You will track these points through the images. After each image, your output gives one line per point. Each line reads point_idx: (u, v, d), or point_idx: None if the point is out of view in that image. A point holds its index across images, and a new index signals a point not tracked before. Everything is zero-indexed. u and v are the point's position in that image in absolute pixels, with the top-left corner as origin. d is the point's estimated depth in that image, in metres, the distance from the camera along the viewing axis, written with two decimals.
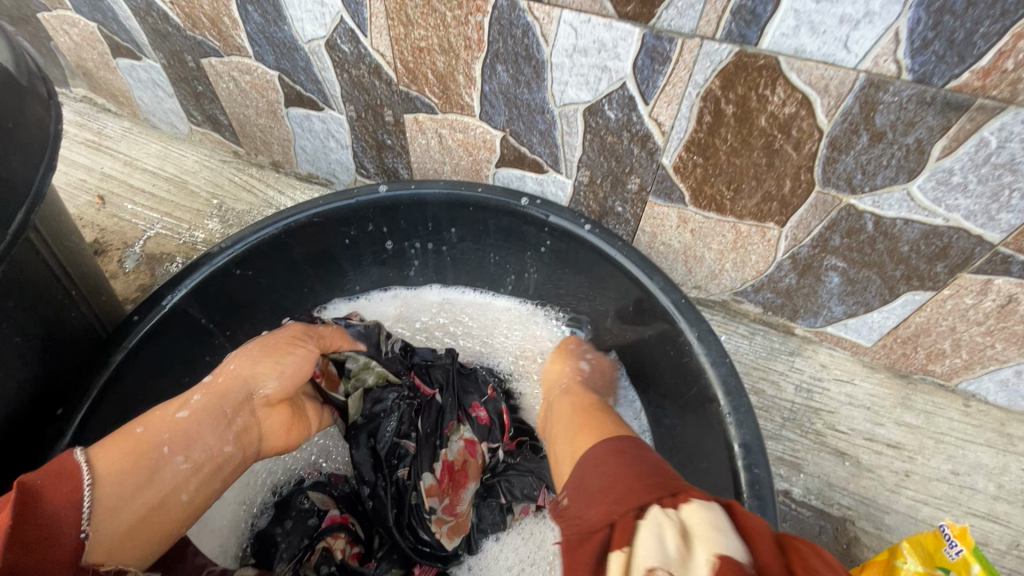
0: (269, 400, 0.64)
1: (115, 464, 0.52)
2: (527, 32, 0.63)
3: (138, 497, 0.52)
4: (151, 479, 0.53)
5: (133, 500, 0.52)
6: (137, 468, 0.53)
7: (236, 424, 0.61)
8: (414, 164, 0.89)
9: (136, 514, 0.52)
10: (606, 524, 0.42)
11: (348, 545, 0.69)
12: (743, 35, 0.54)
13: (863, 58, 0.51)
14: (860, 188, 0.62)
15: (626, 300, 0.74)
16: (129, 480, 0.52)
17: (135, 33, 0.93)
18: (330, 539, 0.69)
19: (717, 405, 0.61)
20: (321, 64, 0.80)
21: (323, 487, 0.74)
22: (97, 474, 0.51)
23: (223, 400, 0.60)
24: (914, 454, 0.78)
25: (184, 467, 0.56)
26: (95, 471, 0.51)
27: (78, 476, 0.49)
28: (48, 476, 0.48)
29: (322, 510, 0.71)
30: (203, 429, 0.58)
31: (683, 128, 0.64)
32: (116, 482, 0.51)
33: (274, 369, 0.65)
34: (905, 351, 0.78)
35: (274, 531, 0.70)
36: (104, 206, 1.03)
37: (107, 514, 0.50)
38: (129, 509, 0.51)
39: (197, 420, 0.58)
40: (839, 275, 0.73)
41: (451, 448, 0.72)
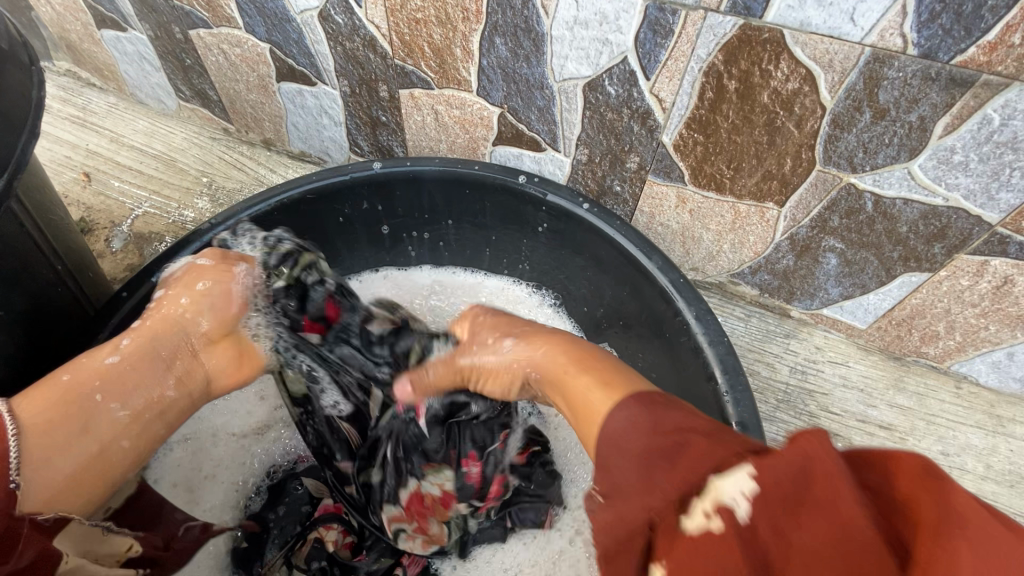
0: (210, 339, 0.61)
1: (40, 414, 0.49)
2: (526, 3, 0.61)
3: (77, 444, 0.50)
4: (87, 426, 0.51)
5: (71, 448, 0.50)
6: (68, 417, 0.50)
7: (178, 368, 0.58)
8: (410, 141, 0.87)
9: (76, 463, 0.50)
10: (644, 524, 0.33)
11: (340, 536, 0.68)
12: (748, 7, 0.53)
13: (868, 32, 0.50)
14: (861, 167, 0.61)
15: (622, 281, 0.73)
16: (62, 430, 0.49)
17: (120, 2, 0.90)
18: (321, 529, 0.68)
19: (715, 384, 0.61)
20: (314, 37, 0.78)
21: (318, 472, 0.75)
22: (23, 426, 0.47)
23: (160, 344, 0.57)
24: (906, 435, 0.79)
25: (122, 414, 0.53)
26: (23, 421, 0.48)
27: (2, 429, 0.46)
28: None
29: (316, 497, 0.72)
30: (138, 374, 0.55)
31: (684, 105, 0.63)
32: (45, 433, 0.48)
33: (198, 297, 0.60)
34: (899, 334, 0.79)
35: (267, 516, 0.71)
36: (89, 184, 1.01)
37: (40, 464, 0.47)
38: (66, 458, 0.49)
39: (130, 365, 0.55)
40: (836, 257, 0.72)
41: (427, 485, 0.66)
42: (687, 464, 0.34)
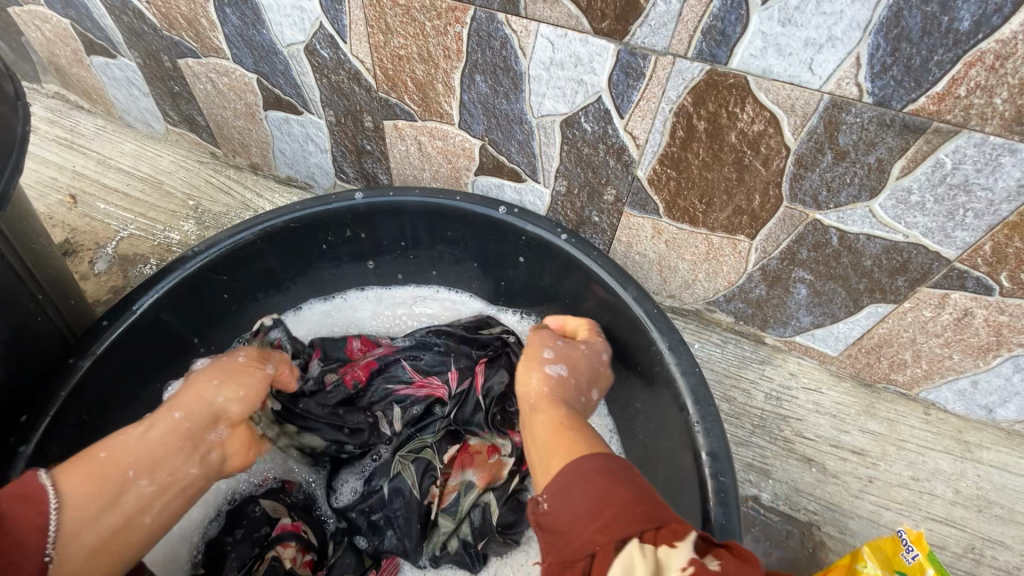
0: (231, 423, 0.61)
1: (80, 487, 0.50)
2: (505, 44, 0.64)
3: (102, 522, 0.50)
4: (115, 502, 0.52)
5: (101, 523, 0.50)
6: (103, 491, 0.51)
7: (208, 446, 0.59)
8: (394, 169, 0.89)
9: (102, 538, 0.51)
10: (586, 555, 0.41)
11: (299, 554, 0.66)
12: (714, 54, 0.55)
13: (826, 80, 0.53)
14: (825, 204, 0.64)
15: (599, 310, 0.75)
16: (95, 502, 0.50)
17: (110, 31, 0.91)
18: (279, 548, 0.66)
19: (686, 414, 0.62)
20: (300, 69, 0.79)
21: (277, 494, 0.72)
22: (62, 497, 0.49)
23: (186, 424, 0.58)
24: (877, 460, 0.81)
25: (152, 487, 0.54)
26: (62, 490, 0.49)
27: (44, 500, 0.48)
28: (12, 501, 0.47)
29: (275, 518, 0.69)
30: (168, 450, 0.56)
31: (657, 143, 0.66)
32: (80, 505, 0.49)
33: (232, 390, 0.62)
34: (869, 361, 0.81)
35: (223, 540, 0.68)
36: (75, 206, 1.01)
37: (68, 537, 0.48)
38: (93, 535, 0.50)
39: (160, 442, 0.56)
40: (806, 287, 0.75)
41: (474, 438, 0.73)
42: (619, 520, 0.42)
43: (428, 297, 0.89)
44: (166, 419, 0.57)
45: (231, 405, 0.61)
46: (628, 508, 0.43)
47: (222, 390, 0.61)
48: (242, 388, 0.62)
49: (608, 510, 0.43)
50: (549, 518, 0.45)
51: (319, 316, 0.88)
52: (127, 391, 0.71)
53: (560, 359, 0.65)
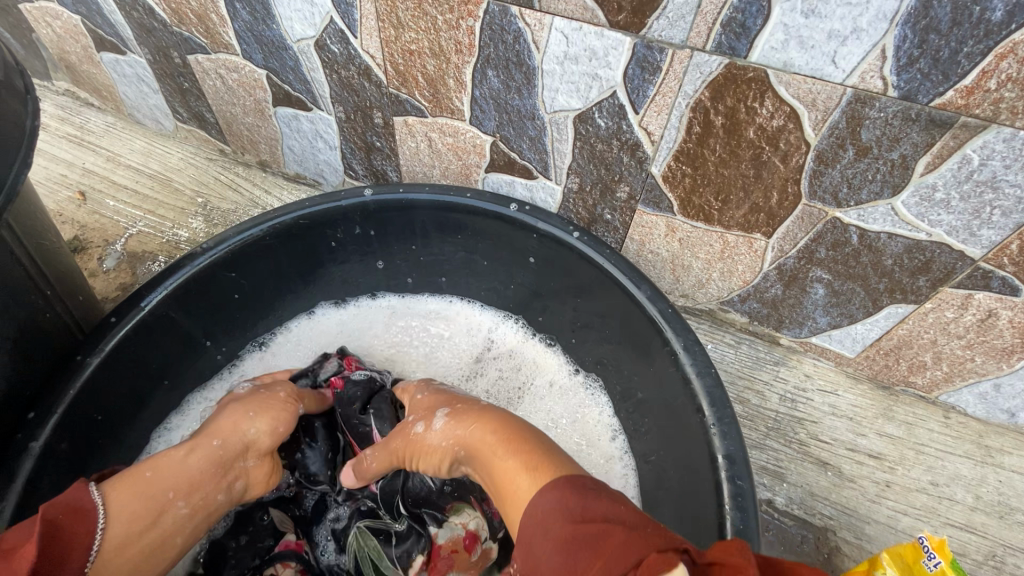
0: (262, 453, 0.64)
1: (126, 505, 0.53)
2: (518, 38, 0.62)
3: (142, 540, 0.53)
4: (155, 523, 0.54)
5: (140, 542, 0.53)
6: (145, 511, 0.54)
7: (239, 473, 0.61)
8: (404, 167, 0.88)
9: (138, 557, 0.53)
10: None
11: (296, 574, 0.67)
12: (733, 47, 0.54)
13: (850, 73, 0.52)
14: (846, 202, 0.62)
15: (612, 310, 0.74)
16: (138, 521, 0.53)
17: (120, 27, 0.91)
18: (277, 565, 0.67)
19: (702, 416, 0.61)
20: (310, 64, 0.79)
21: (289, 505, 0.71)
22: (109, 514, 0.52)
23: (224, 450, 0.60)
24: (895, 464, 0.79)
25: (187, 509, 0.57)
26: (109, 509, 0.52)
27: (92, 518, 0.51)
28: (66, 514, 0.50)
29: (280, 532, 0.70)
30: (205, 476, 0.58)
31: (672, 139, 0.64)
32: (125, 523, 0.52)
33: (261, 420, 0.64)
34: (887, 363, 0.79)
35: (226, 544, 0.68)
36: (84, 203, 1.01)
37: (108, 555, 0.51)
38: (132, 553, 0.53)
39: (199, 467, 0.58)
40: (824, 287, 0.73)
41: (443, 531, 0.66)
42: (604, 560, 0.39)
43: (441, 310, 0.90)
44: (206, 445, 0.60)
45: (263, 437, 0.63)
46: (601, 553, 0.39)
47: (256, 422, 0.63)
48: (275, 424, 0.64)
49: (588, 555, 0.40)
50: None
51: (331, 321, 0.88)
52: (135, 389, 0.70)
53: (431, 406, 0.65)
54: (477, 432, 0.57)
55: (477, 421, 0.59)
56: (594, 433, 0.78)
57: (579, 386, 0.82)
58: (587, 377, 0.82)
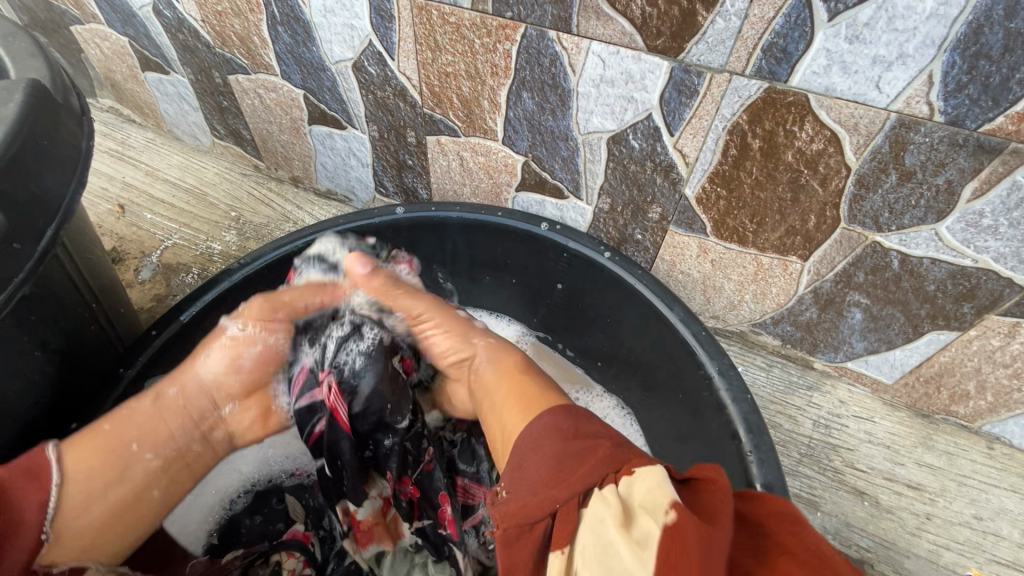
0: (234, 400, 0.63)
1: (84, 462, 0.51)
2: (554, 61, 0.63)
3: (109, 494, 0.51)
4: (122, 476, 0.53)
5: (107, 495, 0.51)
6: (107, 466, 0.52)
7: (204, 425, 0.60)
8: (434, 185, 0.89)
9: (110, 509, 0.52)
10: (546, 517, 0.42)
11: (299, 566, 0.65)
12: (774, 72, 0.54)
13: (894, 98, 0.51)
14: (887, 227, 0.61)
15: (643, 333, 0.73)
16: (100, 477, 0.51)
17: (165, 48, 0.94)
18: (284, 555, 0.66)
19: (738, 442, 0.60)
20: (347, 85, 0.80)
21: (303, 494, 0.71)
22: (65, 472, 0.50)
23: (188, 402, 0.59)
24: (936, 496, 0.76)
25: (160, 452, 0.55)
26: (66, 467, 0.50)
27: (48, 477, 0.49)
28: (18, 478, 0.48)
29: (291, 520, 0.69)
30: (170, 427, 0.57)
31: (708, 161, 0.64)
32: (84, 480, 0.50)
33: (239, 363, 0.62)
34: (927, 391, 0.77)
35: (241, 522, 0.69)
36: (123, 215, 1.04)
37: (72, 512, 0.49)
38: (98, 506, 0.51)
39: (162, 419, 0.56)
40: (861, 311, 0.71)
41: (363, 508, 0.64)
42: (590, 466, 0.43)
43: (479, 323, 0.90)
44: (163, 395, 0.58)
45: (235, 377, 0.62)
46: (584, 468, 0.43)
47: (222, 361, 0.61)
48: (244, 359, 0.62)
49: (572, 471, 0.43)
50: (510, 501, 0.44)
51: None
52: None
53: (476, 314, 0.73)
54: (498, 377, 0.59)
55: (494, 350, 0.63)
56: None
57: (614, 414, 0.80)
58: (614, 399, 0.81)
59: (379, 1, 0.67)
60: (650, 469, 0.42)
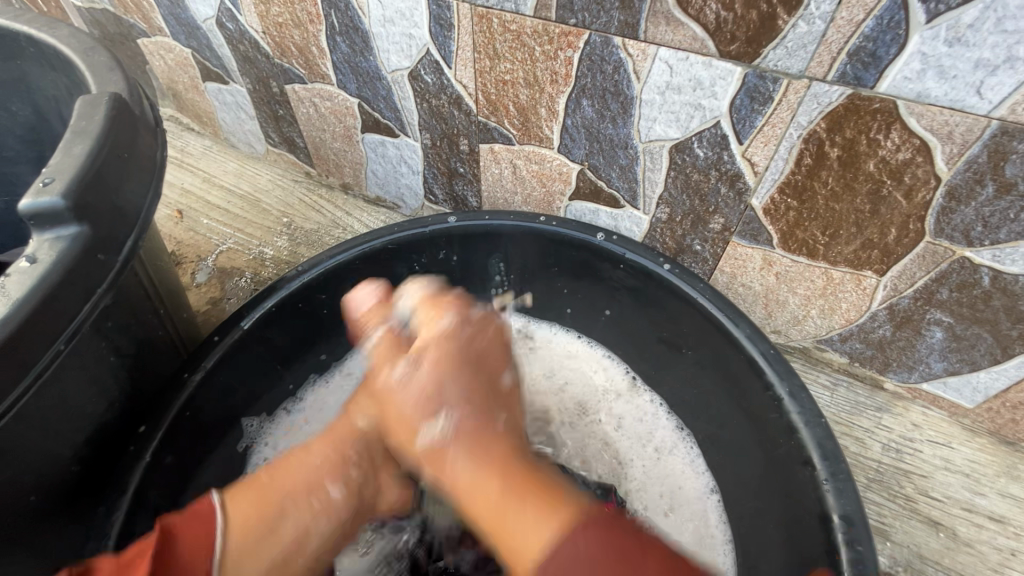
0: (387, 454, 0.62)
1: (243, 509, 0.51)
2: (618, 68, 0.61)
3: (265, 548, 0.50)
4: (276, 532, 0.51)
5: (263, 555, 0.50)
6: (262, 520, 0.51)
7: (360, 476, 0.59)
8: (485, 193, 0.88)
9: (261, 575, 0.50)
10: None
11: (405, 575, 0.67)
12: (859, 77, 0.50)
13: (997, 105, 0.47)
14: (978, 242, 0.57)
15: (705, 350, 0.70)
16: (256, 532, 0.50)
17: (226, 60, 0.97)
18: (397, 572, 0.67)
19: (812, 469, 0.57)
20: (402, 93, 0.81)
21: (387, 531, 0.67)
22: (228, 524, 0.50)
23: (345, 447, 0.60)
24: (1022, 531, 0.71)
25: (341, 500, 0.57)
26: (229, 516, 0.50)
27: (213, 522, 0.50)
28: (188, 520, 0.49)
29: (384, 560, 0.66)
30: (329, 460, 0.58)
31: (779, 170, 0.61)
32: (242, 521, 0.50)
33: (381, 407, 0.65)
34: (1013, 417, 0.72)
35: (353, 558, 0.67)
36: (181, 220, 1.08)
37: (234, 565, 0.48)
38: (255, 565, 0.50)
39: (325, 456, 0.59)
40: (943, 330, 0.67)
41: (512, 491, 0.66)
42: (634, 565, 0.39)
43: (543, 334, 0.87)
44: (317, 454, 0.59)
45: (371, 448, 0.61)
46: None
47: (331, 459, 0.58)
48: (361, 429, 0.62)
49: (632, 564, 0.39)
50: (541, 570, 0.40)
51: None
52: (243, 420, 0.75)
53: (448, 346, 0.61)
54: (470, 438, 0.51)
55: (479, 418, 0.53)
56: (697, 514, 0.70)
57: (643, 401, 0.80)
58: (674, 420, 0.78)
59: (439, 10, 0.67)
60: None
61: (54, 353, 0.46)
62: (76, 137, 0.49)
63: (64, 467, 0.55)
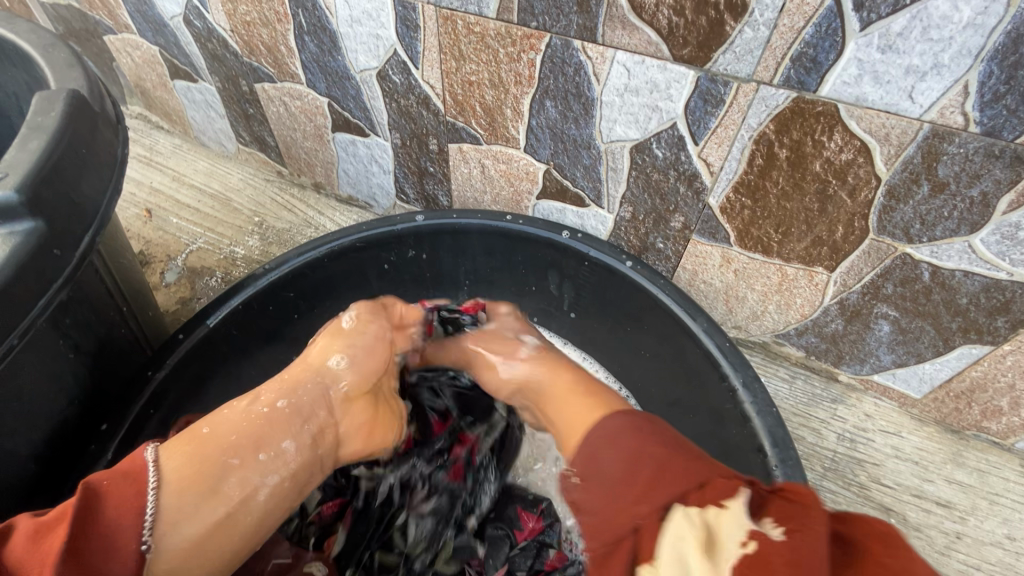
0: (347, 396, 0.62)
1: (179, 467, 0.51)
2: (578, 70, 0.63)
3: (203, 509, 0.50)
4: (215, 489, 0.51)
5: (200, 514, 0.50)
6: (202, 478, 0.51)
7: (312, 424, 0.59)
8: (455, 192, 0.90)
9: (203, 530, 0.50)
10: (631, 528, 0.43)
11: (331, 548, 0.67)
12: (802, 82, 0.53)
13: (928, 108, 0.50)
14: (917, 239, 0.60)
15: (666, 344, 0.72)
16: (194, 490, 0.50)
17: (194, 58, 0.96)
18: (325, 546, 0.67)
19: (764, 456, 0.59)
20: (371, 93, 0.81)
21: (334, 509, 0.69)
22: (160, 478, 0.50)
23: (300, 390, 0.60)
24: (967, 514, 0.74)
25: (294, 451, 0.57)
26: (162, 471, 0.50)
27: (143, 481, 0.49)
28: (115, 484, 0.49)
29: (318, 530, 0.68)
30: (278, 420, 0.57)
31: (733, 170, 0.63)
32: (177, 489, 0.50)
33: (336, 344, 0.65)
34: (957, 406, 0.75)
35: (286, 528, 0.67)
36: (150, 219, 1.06)
37: (168, 527, 0.48)
38: (194, 523, 0.50)
39: (276, 412, 0.57)
40: (889, 324, 0.70)
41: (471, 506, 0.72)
42: (667, 480, 0.45)
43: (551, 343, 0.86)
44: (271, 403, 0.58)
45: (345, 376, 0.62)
46: (663, 475, 0.45)
47: (283, 408, 0.58)
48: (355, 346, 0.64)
49: (642, 478, 0.45)
50: (581, 497, 0.49)
51: None
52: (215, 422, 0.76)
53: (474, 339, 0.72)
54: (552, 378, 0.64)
55: (549, 367, 0.65)
56: None
57: None
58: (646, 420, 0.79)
59: (406, 12, 0.68)
60: (732, 495, 0.41)
61: (7, 348, 0.46)
62: (32, 131, 0.49)
63: (21, 466, 0.55)
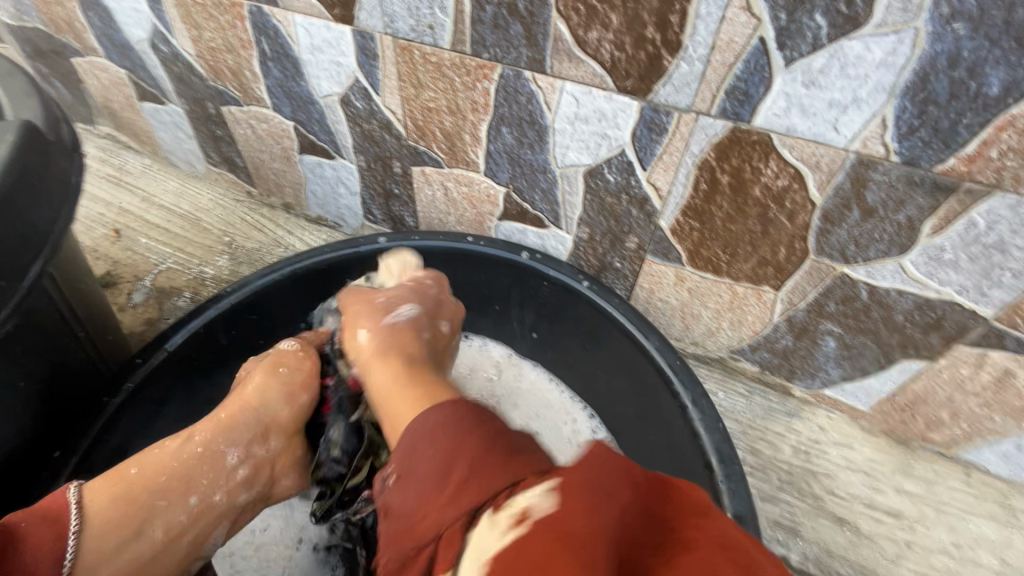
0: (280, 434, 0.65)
1: (103, 510, 0.53)
2: (530, 99, 0.65)
3: (124, 552, 0.53)
4: (139, 532, 0.54)
5: (120, 556, 0.53)
6: (127, 520, 0.54)
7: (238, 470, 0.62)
8: (420, 213, 0.91)
9: (123, 570, 0.53)
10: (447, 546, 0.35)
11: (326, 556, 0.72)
12: (737, 113, 0.56)
13: (851, 139, 0.53)
14: (853, 259, 0.63)
15: (622, 362, 0.74)
16: (117, 531, 0.53)
17: (161, 80, 0.97)
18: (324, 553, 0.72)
19: (711, 471, 0.61)
20: (334, 117, 0.83)
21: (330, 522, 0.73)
22: (83, 521, 0.52)
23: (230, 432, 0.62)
24: (916, 523, 0.77)
25: (220, 494, 0.60)
26: (85, 514, 0.52)
27: (64, 523, 0.51)
28: (35, 524, 0.51)
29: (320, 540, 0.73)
30: (206, 464, 0.60)
31: (680, 195, 0.66)
32: (98, 532, 0.52)
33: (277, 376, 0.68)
34: (903, 418, 0.78)
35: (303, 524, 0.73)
36: (118, 239, 1.06)
37: (88, 567, 0.51)
38: (115, 563, 0.53)
39: (204, 456, 0.60)
40: (835, 340, 0.73)
41: None
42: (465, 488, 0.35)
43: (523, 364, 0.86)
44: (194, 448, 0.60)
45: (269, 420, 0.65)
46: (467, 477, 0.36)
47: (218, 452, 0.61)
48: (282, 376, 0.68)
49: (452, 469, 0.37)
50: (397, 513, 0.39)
51: None
52: None
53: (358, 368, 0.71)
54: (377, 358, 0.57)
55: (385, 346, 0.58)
56: None
57: None
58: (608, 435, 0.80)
59: (364, 41, 0.70)
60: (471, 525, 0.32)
61: None
62: None
63: None
